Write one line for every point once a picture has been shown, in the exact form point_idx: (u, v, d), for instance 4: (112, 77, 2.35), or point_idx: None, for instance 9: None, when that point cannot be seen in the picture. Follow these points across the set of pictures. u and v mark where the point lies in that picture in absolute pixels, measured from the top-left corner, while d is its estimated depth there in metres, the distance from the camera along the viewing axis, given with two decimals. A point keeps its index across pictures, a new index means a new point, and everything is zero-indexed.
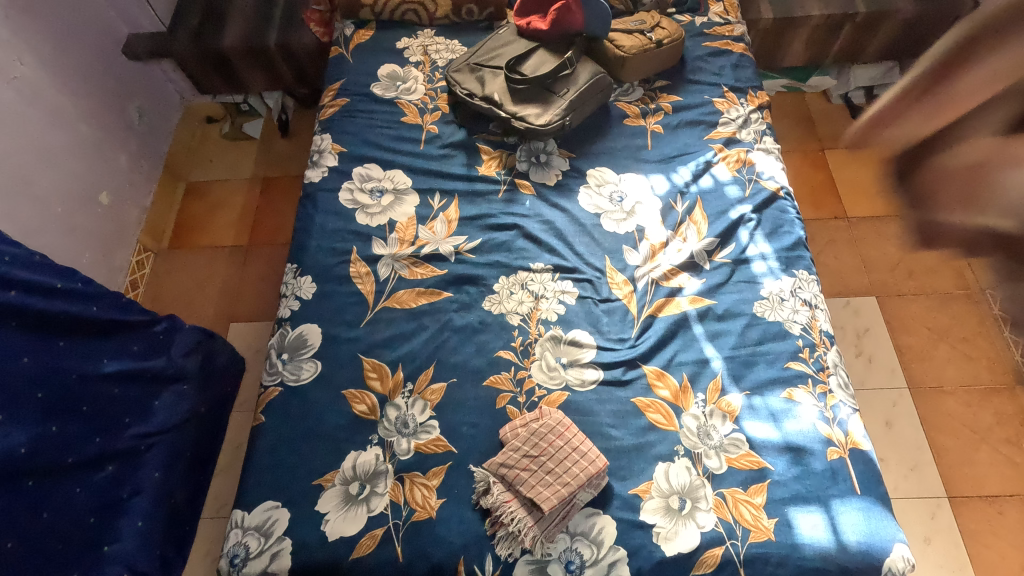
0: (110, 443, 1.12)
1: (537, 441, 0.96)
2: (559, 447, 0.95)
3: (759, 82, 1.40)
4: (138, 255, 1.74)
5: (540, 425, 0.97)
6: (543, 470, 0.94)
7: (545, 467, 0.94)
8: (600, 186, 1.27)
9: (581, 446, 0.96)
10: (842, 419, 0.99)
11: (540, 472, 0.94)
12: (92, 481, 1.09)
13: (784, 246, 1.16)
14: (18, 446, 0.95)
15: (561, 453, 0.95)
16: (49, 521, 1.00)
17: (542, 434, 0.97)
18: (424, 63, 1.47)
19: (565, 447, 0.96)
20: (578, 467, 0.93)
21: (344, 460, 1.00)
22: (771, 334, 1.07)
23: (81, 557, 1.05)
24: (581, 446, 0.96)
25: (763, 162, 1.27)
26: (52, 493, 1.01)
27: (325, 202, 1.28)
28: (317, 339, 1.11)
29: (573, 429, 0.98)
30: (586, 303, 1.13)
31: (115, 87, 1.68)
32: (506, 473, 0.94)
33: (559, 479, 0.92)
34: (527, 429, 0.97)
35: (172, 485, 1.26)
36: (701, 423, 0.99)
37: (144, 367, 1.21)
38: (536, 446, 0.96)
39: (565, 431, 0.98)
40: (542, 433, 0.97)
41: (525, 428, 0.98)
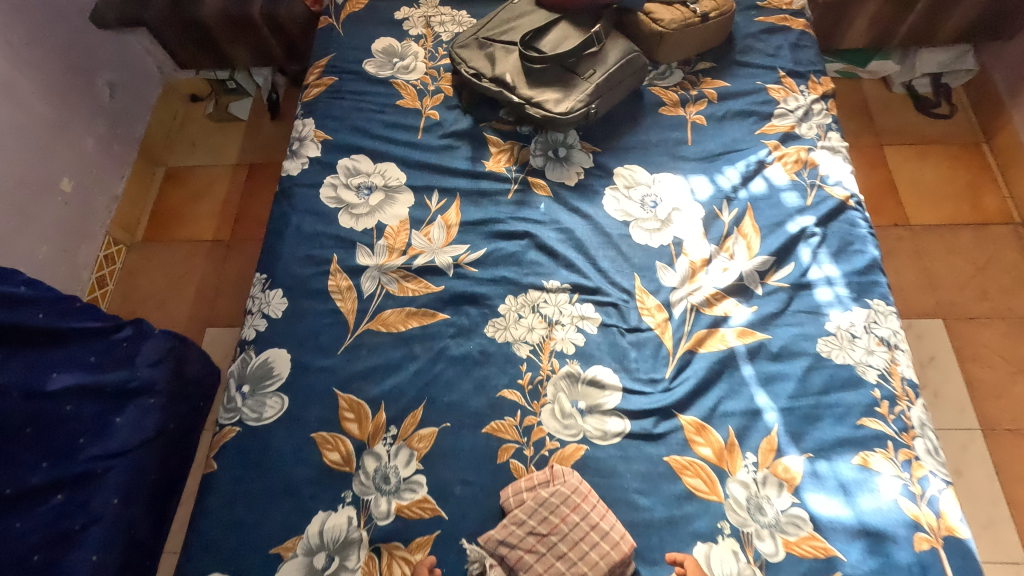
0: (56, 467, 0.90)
1: (546, 515, 0.77)
2: (575, 524, 0.76)
3: (823, 66, 1.17)
4: (108, 249, 1.56)
5: (551, 494, 0.78)
6: (554, 555, 0.74)
7: (557, 551, 0.75)
8: (630, 188, 1.06)
9: (602, 524, 0.77)
10: (932, 495, 0.78)
11: (550, 557, 0.74)
12: (34, 514, 0.87)
13: (854, 268, 0.95)
14: None
15: (576, 532, 0.76)
16: None
17: (553, 506, 0.77)
18: (425, 38, 1.26)
19: (583, 524, 0.76)
20: (598, 553, 0.74)
21: (310, 524, 0.82)
22: (840, 381, 0.86)
23: None
24: (602, 522, 0.77)
25: (828, 163, 1.05)
26: None
27: (303, 200, 1.08)
28: (285, 368, 0.93)
29: (591, 498, 0.79)
30: (610, 333, 0.93)
31: (80, 59, 1.48)
32: (507, 554, 0.75)
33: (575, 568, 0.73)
34: (533, 499, 0.78)
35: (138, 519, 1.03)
36: (752, 494, 0.80)
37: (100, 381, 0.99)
38: (545, 522, 0.76)
39: (581, 501, 0.78)
40: (553, 505, 0.77)
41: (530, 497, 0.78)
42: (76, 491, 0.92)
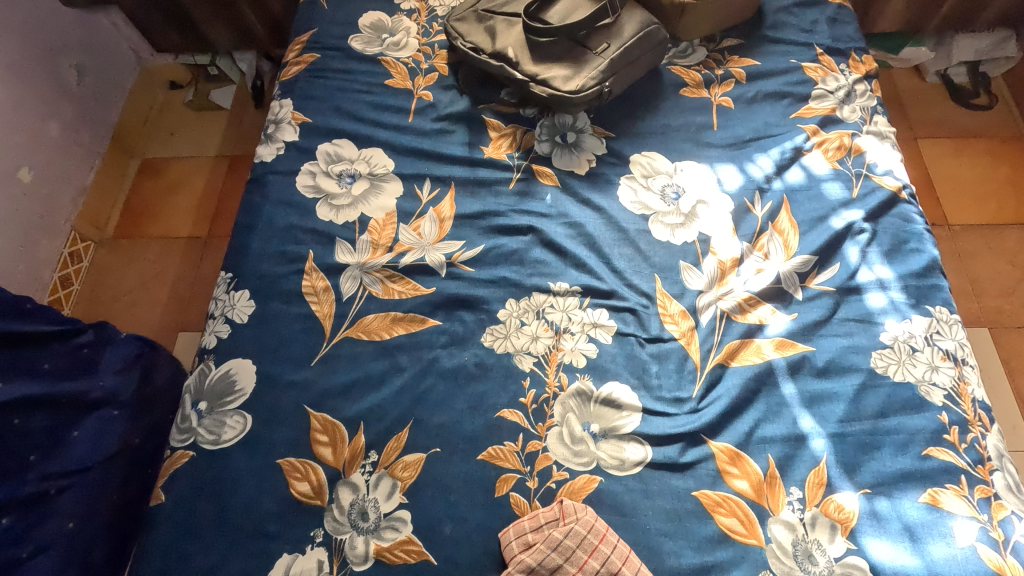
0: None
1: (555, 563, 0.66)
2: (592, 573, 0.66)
3: (865, 43, 1.04)
4: (73, 246, 1.44)
5: (565, 538, 0.66)
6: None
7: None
8: (648, 178, 0.93)
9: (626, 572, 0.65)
10: (1018, 542, 0.65)
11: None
12: None
13: (911, 270, 0.82)
14: None
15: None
16: None
17: (565, 551, 0.66)
18: (419, 12, 1.14)
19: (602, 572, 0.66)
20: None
21: (272, 569, 0.69)
22: (900, 402, 0.73)
23: None
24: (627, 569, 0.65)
25: (876, 149, 0.92)
26: None
27: (277, 190, 0.95)
28: (250, 382, 0.80)
29: (613, 539, 0.67)
30: (627, 344, 0.80)
31: (44, 39, 1.36)
32: None
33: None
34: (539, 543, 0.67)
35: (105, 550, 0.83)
36: (800, 538, 0.67)
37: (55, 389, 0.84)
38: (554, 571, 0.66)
39: (600, 543, 0.66)
40: (565, 552, 0.66)
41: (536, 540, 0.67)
42: (25, 511, 0.76)
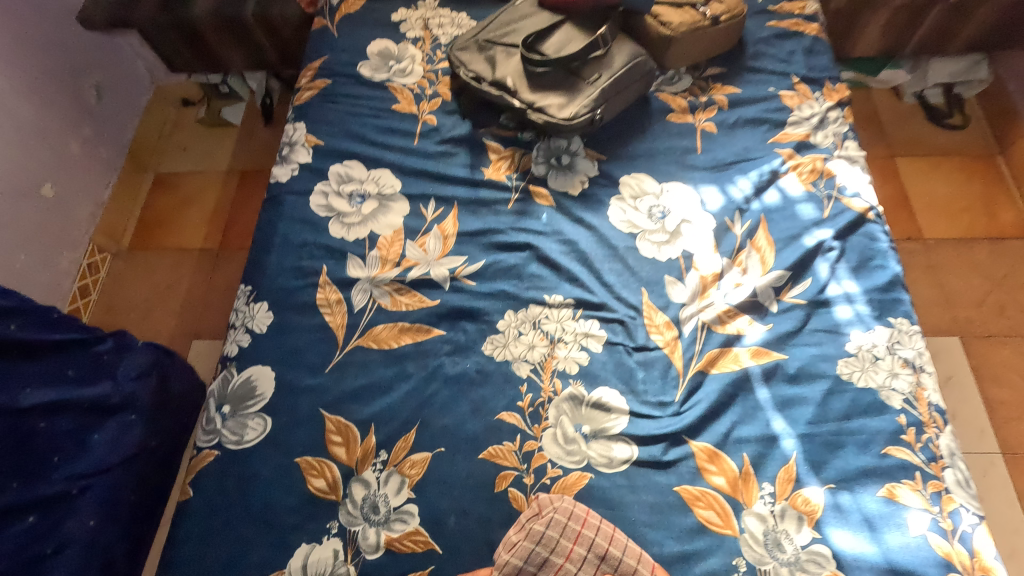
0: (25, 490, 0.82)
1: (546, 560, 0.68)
2: (583, 560, 0.69)
3: (837, 72, 1.12)
4: (91, 257, 1.50)
5: (549, 529, 0.69)
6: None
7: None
8: (636, 198, 1.01)
9: (613, 550, 0.70)
10: (964, 531, 0.72)
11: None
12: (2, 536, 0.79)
13: (876, 285, 0.89)
14: None
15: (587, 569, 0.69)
16: None
17: (551, 544, 0.69)
18: (423, 40, 1.21)
19: (592, 557, 0.69)
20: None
21: (293, 557, 0.76)
22: (863, 406, 0.80)
23: None
24: (615, 547, 0.70)
25: (846, 173, 1.00)
26: None
27: (292, 208, 1.03)
28: (269, 387, 0.87)
29: (592, 520, 0.71)
30: (617, 352, 0.87)
31: (65, 61, 1.44)
32: None
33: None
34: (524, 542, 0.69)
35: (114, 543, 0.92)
36: (770, 528, 0.74)
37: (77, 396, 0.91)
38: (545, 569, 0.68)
39: (582, 527, 0.70)
40: (552, 545, 0.69)
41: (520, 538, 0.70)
42: (48, 511, 0.84)
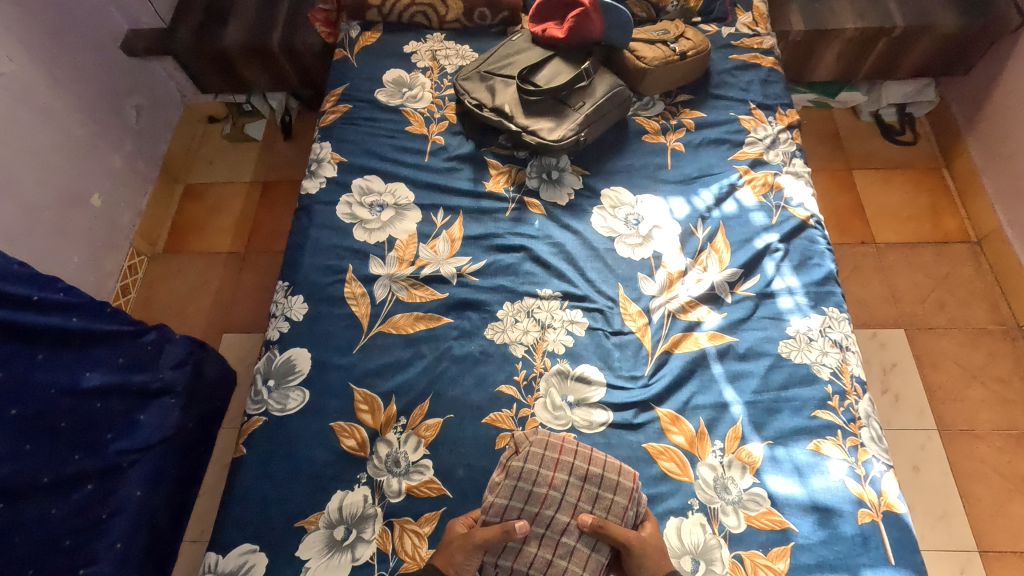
0: (89, 461, 1.04)
1: (533, 489, 0.82)
2: (567, 482, 0.83)
3: (789, 99, 1.31)
4: (131, 260, 1.67)
5: (528, 462, 0.84)
6: (564, 521, 0.82)
7: (565, 516, 0.82)
8: (615, 208, 1.18)
9: (592, 468, 0.84)
10: (875, 476, 0.90)
11: (560, 524, 0.82)
12: (70, 500, 1.01)
13: (813, 279, 1.07)
14: None
15: (573, 487, 0.83)
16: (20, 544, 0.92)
17: (536, 475, 0.83)
18: (432, 70, 1.39)
19: (574, 478, 0.83)
20: (605, 497, 0.83)
21: (330, 501, 0.93)
22: (798, 378, 0.98)
23: None
24: (593, 465, 0.84)
25: (792, 186, 1.18)
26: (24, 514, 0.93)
27: (321, 215, 1.20)
28: (306, 365, 1.04)
29: (568, 447, 0.86)
30: (596, 336, 1.05)
31: (111, 85, 1.61)
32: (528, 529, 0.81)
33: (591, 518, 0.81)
34: (510, 479, 0.83)
35: (154, 505, 1.18)
36: (719, 475, 0.91)
37: (129, 381, 1.13)
38: (534, 497, 0.82)
39: (560, 456, 0.85)
40: (537, 476, 0.83)
41: (508, 476, 0.84)
42: (103, 481, 1.06)
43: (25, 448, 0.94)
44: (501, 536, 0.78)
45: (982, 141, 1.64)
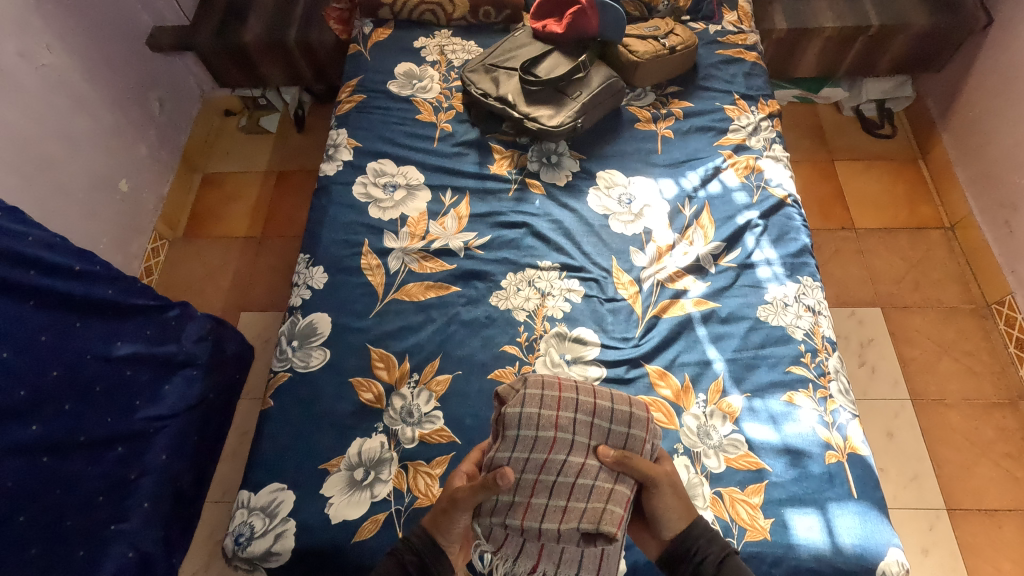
0: (121, 425, 1.04)
1: (539, 435, 0.81)
2: (574, 421, 0.82)
3: (770, 91, 1.42)
4: (153, 243, 1.77)
5: (530, 407, 0.82)
6: (577, 461, 0.81)
7: (578, 456, 0.82)
8: (609, 188, 1.29)
9: (600, 402, 0.84)
10: (841, 423, 1.01)
11: (573, 465, 0.81)
12: (104, 461, 1.01)
13: (789, 252, 1.18)
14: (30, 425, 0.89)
15: (581, 427, 0.83)
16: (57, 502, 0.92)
17: (539, 421, 0.82)
18: (440, 63, 1.50)
19: (581, 417, 0.83)
20: (617, 431, 0.83)
21: (350, 446, 1.02)
22: (774, 338, 1.09)
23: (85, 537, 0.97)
24: (599, 400, 0.84)
25: (771, 169, 1.29)
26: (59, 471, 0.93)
27: (339, 194, 1.30)
28: (327, 328, 1.14)
29: (567, 388, 0.85)
30: (592, 302, 1.15)
31: (137, 78, 1.71)
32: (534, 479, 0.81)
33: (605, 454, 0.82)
34: (512, 429, 0.81)
35: (178, 469, 1.17)
36: (702, 423, 1.01)
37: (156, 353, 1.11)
38: (542, 443, 0.81)
39: (562, 397, 0.84)
40: (540, 422, 0.81)
41: (508, 427, 0.82)
42: (134, 446, 1.05)
43: (65, 408, 0.94)
44: (481, 491, 0.76)
45: (954, 133, 1.75)
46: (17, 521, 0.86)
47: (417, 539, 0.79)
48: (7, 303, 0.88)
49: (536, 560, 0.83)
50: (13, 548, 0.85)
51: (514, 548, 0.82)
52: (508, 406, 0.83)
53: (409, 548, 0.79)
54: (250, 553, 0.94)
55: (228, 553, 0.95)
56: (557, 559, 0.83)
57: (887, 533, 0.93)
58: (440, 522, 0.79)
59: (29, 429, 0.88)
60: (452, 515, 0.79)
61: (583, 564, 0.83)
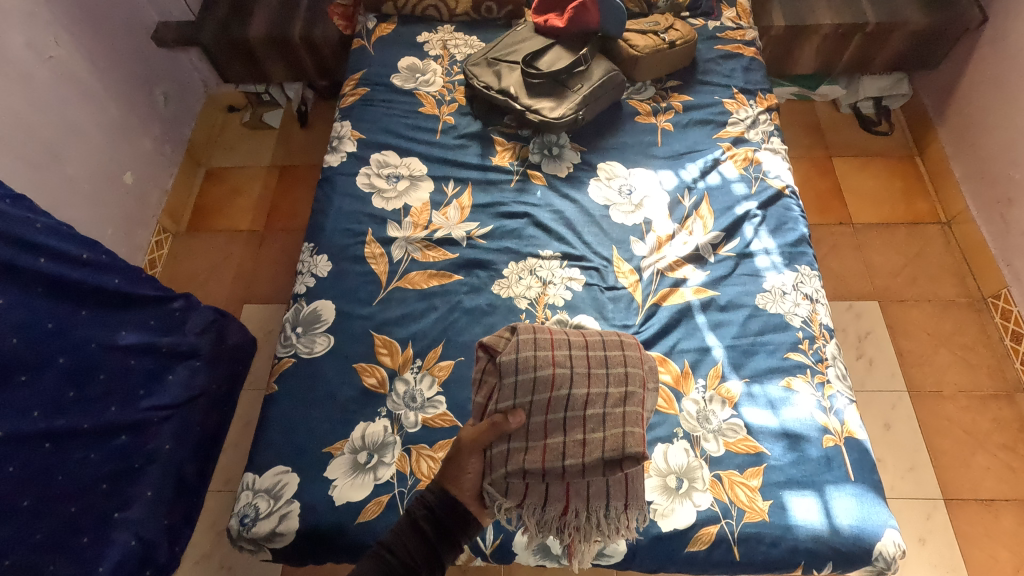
0: (125, 412, 1.02)
1: (539, 376, 0.89)
2: (569, 356, 0.91)
3: (768, 85, 1.45)
4: (157, 236, 1.79)
5: (524, 351, 0.90)
6: (582, 393, 0.89)
7: (581, 388, 0.89)
8: (610, 179, 1.30)
9: (590, 338, 0.95)
10: (839, 408, 1.03)
11: (579, 398, 0.89)
12: (108, 447, 0.99)
13: (787, 241, 1.21)
14: (33, 408, 0.88)
15: (578, 359, 0.91)
16: (63, 485, 0.91)
17: (536, 361, 0.90)
18: (442, 58, 1.52)
19: (575, 351, 0.92)
20: (613, 355, 0.93)
21: (354, 430, 1.03)
22: (772, 325, 1.11)
23: (89, 522, 0.95)
24: (589, 337, 0.95)
25: (770, 161, 1.32)
26: (64, 456, 0.92)
27: (343, 185, 1.32)
28: (331, 315, 1.15)
29: (555, 332, 0.95)
30: (592, 290, 1.16)
31: (142, 72, 1.72)
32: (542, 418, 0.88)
33: (605, 380, 0.90)
34: (510, 375, 0.89)
35: (184, 457, 1.14)
36: (701, 408, 1.02)
37: (160, 342, 1.10)
38: (543, 383, 0.89)
39: (553, 338, 0.93)
40: (538, 362, 0.89)
41: (506, 374, 0.89)
42: (136, 434, 1.04)
43: (69, 396, 0.94)
44: (490, 430, 0.83)
45: (950, 129, 1.77)
46: (22, 505, 0.85)
47: (429, 494, 0.79)
48: (11, 290, 0.88)
49: (564, 501, 0.86)
50: (18, 532, 0.84)
51: (540, 495, 0.86)
52: (501, 354, 0.91)
53: (421, 503, 0.78)
54: (254, 534, 0.95)
55: (233, 533, 0.97)
56: (585, 495, 0.86)
57: (883, 515, 0.94)
58: (448, 472, 0.81)
59: (28, 416, 0.87)
60: (460, 461, 0.81)
61: (610, 494, 0.87)
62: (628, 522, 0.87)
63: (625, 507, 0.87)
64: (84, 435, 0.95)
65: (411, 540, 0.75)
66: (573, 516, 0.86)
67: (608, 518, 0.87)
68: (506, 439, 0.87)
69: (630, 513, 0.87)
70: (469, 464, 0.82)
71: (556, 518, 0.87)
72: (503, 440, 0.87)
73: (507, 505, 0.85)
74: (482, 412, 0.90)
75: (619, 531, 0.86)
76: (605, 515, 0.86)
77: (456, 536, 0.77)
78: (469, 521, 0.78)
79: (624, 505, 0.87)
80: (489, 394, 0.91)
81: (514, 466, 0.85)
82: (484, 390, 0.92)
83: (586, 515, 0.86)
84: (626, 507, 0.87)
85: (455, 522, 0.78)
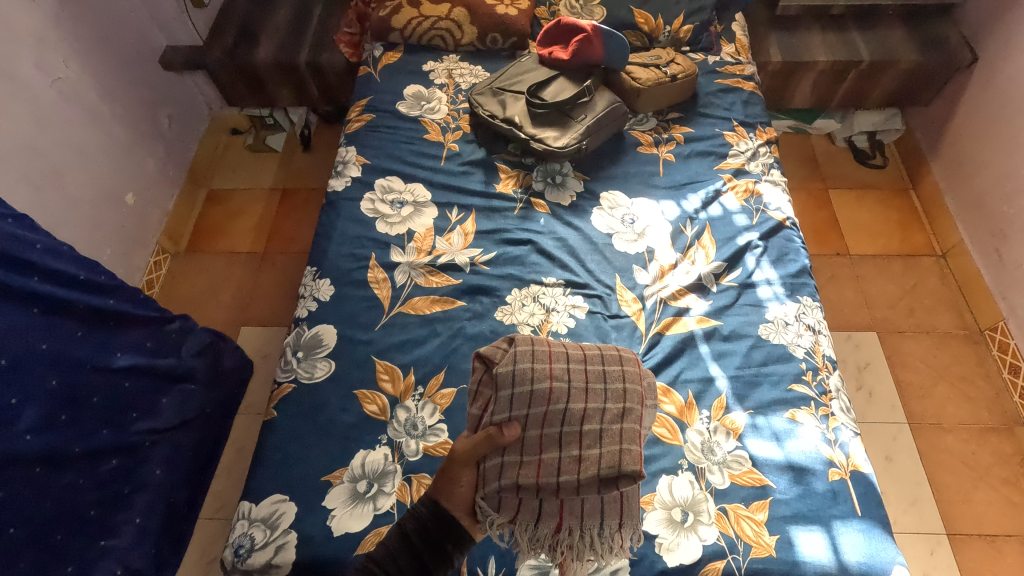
0: (117, 435, 1.00)
1: (535, 389, 0.88)
2: (567, 370, 0.91)
3: (767, 118, 1.49)
4: (156, 256, 1.78)
5: (523, 364, 0.90)
6: (578, 408, 0.88)
7: (578, 403, 0.88)
8: (613, 209, 1.32)
9: (589, 351, 0.94)
10: (843, 441, 1.02)
11: (575, 413, 0.88)
12: (97, 472, 0.97)
13: (789, 272, 1.22)
14: (22, 432, 0.85)
15: (576, 373, 0.91)
16: (50, 512, 0.89)
17: (534, 374, 0.89)
18: (448, 86, 1.54)
19: (572, 365, 0.91)
20: (612, 371, 0.92)
21: (354, 459, 1.01)
22: (776, 356, 1.11)
23: (75, 550, 0.92)
24: (588, 352, 0.94)
25: (770, 193, 1.34)
26: (53, 482, 0.89)
27: (346, 210, 1.32)
28: (332, 339, 1.14)
29: (554, 345, 0.94)
30: (596, 318, 1.16)
31: (148, 95, 1.74)
32: (535, 433, 0.87)
33: (603, 396, 0.90)
34: (507, 388, 0.88)
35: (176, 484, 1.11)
36: (705, 439, 1.01)
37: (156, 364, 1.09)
38: (539, 396, 0.88)
39: (551, 351, 0.93)
40: (535, 375, 0.89)
41: (503, 386, 0.89)
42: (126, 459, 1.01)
43: (61, 419, 0.91)
44: (484, 442, 0.83)
45: (944, 163, 1.80)
46: (8, 533, 0.82)
47: (422, 508, 0.78)
48: (7, 310, 0.86)
49: (558, 519, 0.84)
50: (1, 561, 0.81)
51: (533, 512, 0.84)
52: (498, 365, 0.90)
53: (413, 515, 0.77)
54: (248, 566, 0.92)
55: (226, 565, 0.94)
56: (579, 513, 0.85)
57: (890, 551, 0.93)
58: (440, 484, 0.81)
59: (21, 439, 0.85)
60: (452, 474, 0.82)
61: (605, 513, 0.85)
62: (621, 542, 0.85)
63: (619, 526, 0.85)
64: (74, 460, 0.92)
65: (401, 555, 0.74)
66: (567, 534, 0.84)
67: (603, 537, 0.84)
68: (500, 452, 0.85)
69: (623, 532, 0.85)
70: (462, 476, 0.82)
71: (549, 536, 0.84)
72: (497, 453, 0.85)
73: (500, 521, 0.82)
74: (476, 423, 0.89)
75: (613, 551, 0.85)
76: (599, 535, 0.84)
77: (449, 553, 0.75)
78: (464, 538, 0.77)
79: (618, 524, 0.85)
80: (484, 406, 0.90)
81: (508, 480, 0.83)
82: (479, 402, 0.91)
83: (580, 533, 0.84)
84: (620, 526, 0.85)
85: (447, 537, 0.76)
